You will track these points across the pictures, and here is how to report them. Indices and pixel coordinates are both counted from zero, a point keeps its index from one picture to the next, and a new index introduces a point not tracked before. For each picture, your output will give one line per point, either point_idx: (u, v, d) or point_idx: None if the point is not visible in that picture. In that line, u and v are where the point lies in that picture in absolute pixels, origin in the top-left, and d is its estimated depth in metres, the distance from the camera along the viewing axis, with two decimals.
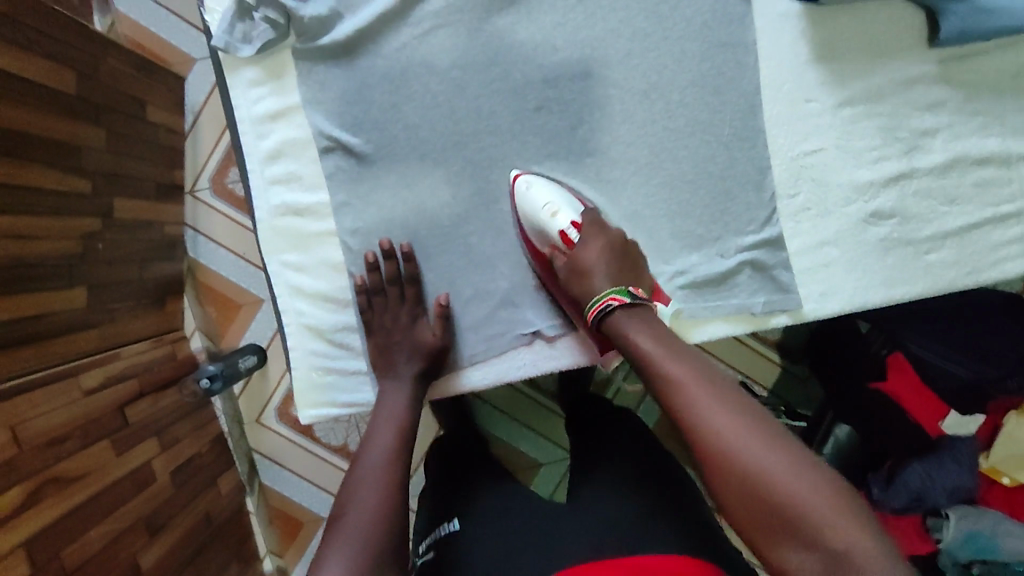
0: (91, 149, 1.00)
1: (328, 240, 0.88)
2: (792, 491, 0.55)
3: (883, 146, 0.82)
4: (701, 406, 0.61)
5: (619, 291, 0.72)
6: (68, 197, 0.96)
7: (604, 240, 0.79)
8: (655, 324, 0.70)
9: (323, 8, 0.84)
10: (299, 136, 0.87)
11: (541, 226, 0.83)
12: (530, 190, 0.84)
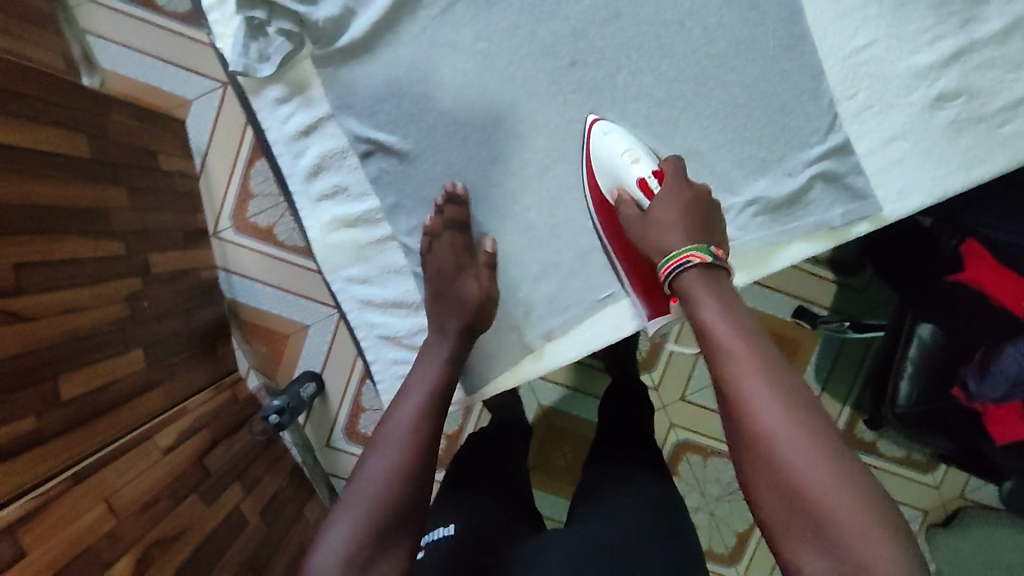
0: (115, 211, 1.00)
1: (385, 246, 0.87)
2: (821, 494, 0.53)
3: (937, 25, 0.80)
4: (752, 386, 0.58)
5: (702, 249, 0.69)
6: (108, 261, 0.96)
7: (688, 194, 0.75)
8: (726, 295, 0.67)
9: (334, 7, 0.81)
10: (335, 147, 0.85)
11: (616, 174, 0.80)
12: (610, 137, 0.80)
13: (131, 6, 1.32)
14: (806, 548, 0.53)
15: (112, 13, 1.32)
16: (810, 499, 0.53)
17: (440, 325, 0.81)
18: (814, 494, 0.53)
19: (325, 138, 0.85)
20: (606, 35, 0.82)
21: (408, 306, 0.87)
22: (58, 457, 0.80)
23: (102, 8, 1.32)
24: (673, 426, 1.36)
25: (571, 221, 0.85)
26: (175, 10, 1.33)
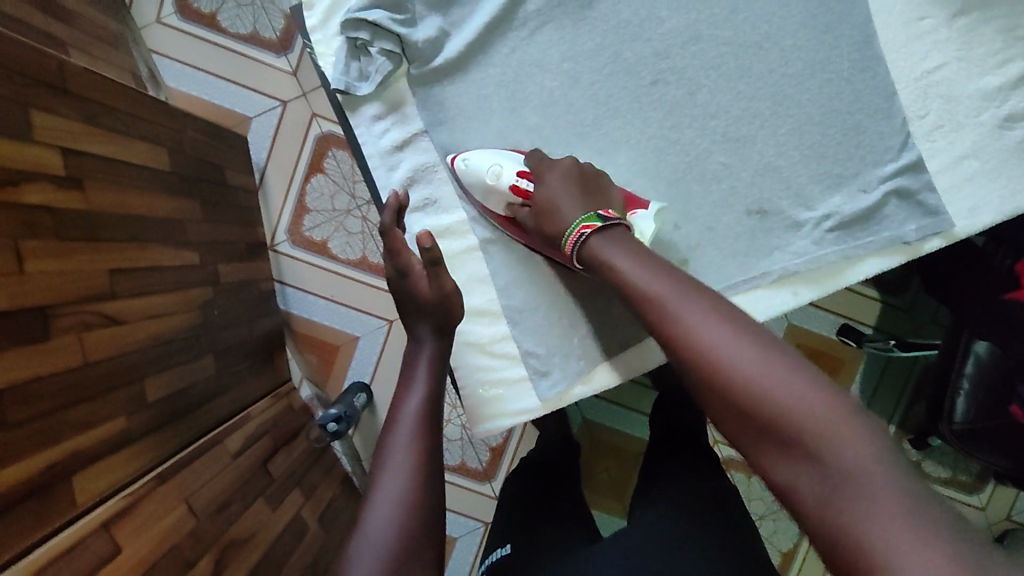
0: (192, 222, 1.04)
1: (472, 255, 0.91)
2: (773, 393, 0.57)
3: (1004, 49, 0.86)
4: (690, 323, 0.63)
5: (590, 218, 0.77)
6: (183, 271, 1.00)
7: (573, 168, 0.83)
8: (636, 247, 0.74)
9: (431, 30, 0.89)
10: (427, 161, 0.92)
11: (491, 191, 0.87)
12: (476, 153, 0.89)
13: (198, 27, 1.38)
14: (776, 460, 0.55)
15: (180, 34, 1.38)
16: (763, 403, 0.56)
17: (413, 333, 0.81)
18: (766, 396, 0.57)
19: (418, 153, 0.92)
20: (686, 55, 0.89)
21: (493, 314, 0.89)
22: (144, 456, 0.82)
23: (170, 28, 1.38)
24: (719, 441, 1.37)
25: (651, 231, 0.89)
26: (238, 31, 1.39)
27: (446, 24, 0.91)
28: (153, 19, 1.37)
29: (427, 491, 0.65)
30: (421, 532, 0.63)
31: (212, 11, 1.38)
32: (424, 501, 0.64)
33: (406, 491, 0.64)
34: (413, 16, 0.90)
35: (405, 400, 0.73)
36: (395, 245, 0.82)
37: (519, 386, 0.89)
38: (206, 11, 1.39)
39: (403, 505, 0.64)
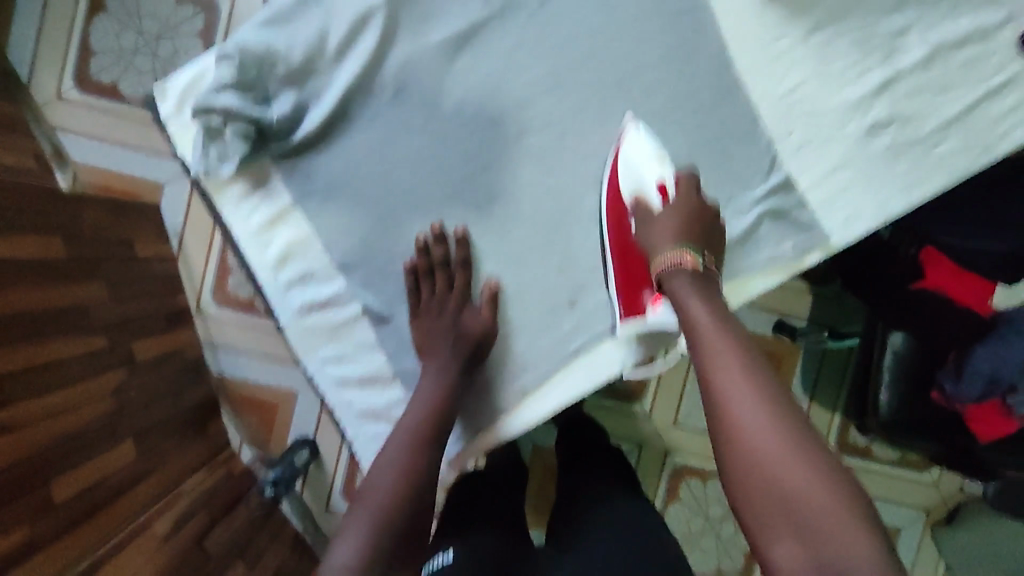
0: (98, 306, 1.02)
1: (359, 323, 0.72)
2: (799, 483, 0.46)
3: (863, 59, 0.73)
4: (737, 382, 0.51)
5: (693, 251, 0.61)
6: (90, 357, 0.97)
7: (697, 208, 0.65)
8: (717, 299, 0.59)
9: (287, 104, 0.68)
10: (303, 235, 0.70)
11: (631, 175, 0.69)
12: (638, 141, 0.70)
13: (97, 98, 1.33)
14: (789, 553, 0.45)
15: (79, 106, 1.33)
16: (783, 486, 0.46)
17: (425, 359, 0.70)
18: (795, 489, 0.46)
19: (291, 227, 0.70)
20: (464, 125, 0.71)
21: (383, 381, 0.72)
22: (56, 564, 0.80)
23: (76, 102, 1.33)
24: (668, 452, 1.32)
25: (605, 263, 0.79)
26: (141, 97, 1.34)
27: (300, 95, 0.69)
28: (55, 95, 1.32)
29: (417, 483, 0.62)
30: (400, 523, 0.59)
31: (113, 79, 1.33)
32: (406, 492, 0.61)
33: (394, 480, 0.62)
34: (265, 94, 0.68)
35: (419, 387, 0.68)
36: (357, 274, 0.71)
37: None
38: (107, 80, 1.33)
39: (388, 490, 0.61)
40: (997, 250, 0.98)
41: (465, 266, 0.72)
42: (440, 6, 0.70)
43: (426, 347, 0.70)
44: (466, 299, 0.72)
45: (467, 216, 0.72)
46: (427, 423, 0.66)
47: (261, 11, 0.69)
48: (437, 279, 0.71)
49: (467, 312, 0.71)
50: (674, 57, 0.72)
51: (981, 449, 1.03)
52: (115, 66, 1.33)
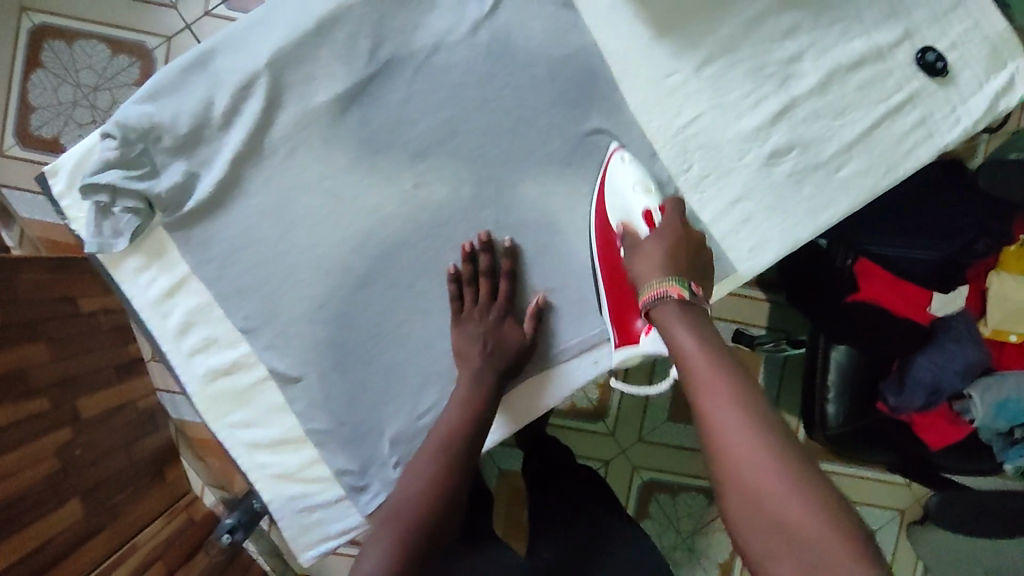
0: (37, 366, 0.96)
1: (266, 387, 0.72)
2: (787, 502, 0.44)
3: (756, 88, 0.72)
4: (721, 403, 0.50)
5: (680, 283, 0.61)
6: (35, 419, 0.92)
7: (682, 235, 0.66)
8: (705, 327, 0.58)
9: (175, 176, 0.68)
10: (200, 303, 0.71)
11: (622, 202, 0.70)
12: (624, 167, 0.71)
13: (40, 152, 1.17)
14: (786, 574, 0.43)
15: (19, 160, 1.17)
16: (772, 504, 0.45)
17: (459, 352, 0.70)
18: (783, 508, 0.44)
19: (190, 296, 0.71)
20: (356, 183, 0.70)
21: (295, 442, 0.72)
22: None
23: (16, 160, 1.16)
24: (635, 469, 1.21)
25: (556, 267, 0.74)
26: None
27: (189, 165, 0.69)
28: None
29: (447, 487, 0.59)
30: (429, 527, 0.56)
31: (55, 132, 1.16)
32: (441, 496, 0.58)
33: (424, 484, 0.59)
34: (153, 167, 0.68)
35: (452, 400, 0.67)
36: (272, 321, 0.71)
37: (338, 505, 0.73)
38: (48, 134, 1.16)
39: (414, 500, 0.57)
40: (931, 258, 0.97)
41: (511, 276, 0.72)
42: (325, 67, 0.69)
43: (459, 352, 0.70)
44: (506, 314, 0.72)
45: (371, 271, 0.71)
46: (467, 419, 0.65)
47: (144, 86, 0.68)
48: (481, 286, 0.71)
49: (507, 322, 0.71)
50: (565, 104, 0.72)
51: (936, 456, 1.03)
52: (55, 118, 1.16)
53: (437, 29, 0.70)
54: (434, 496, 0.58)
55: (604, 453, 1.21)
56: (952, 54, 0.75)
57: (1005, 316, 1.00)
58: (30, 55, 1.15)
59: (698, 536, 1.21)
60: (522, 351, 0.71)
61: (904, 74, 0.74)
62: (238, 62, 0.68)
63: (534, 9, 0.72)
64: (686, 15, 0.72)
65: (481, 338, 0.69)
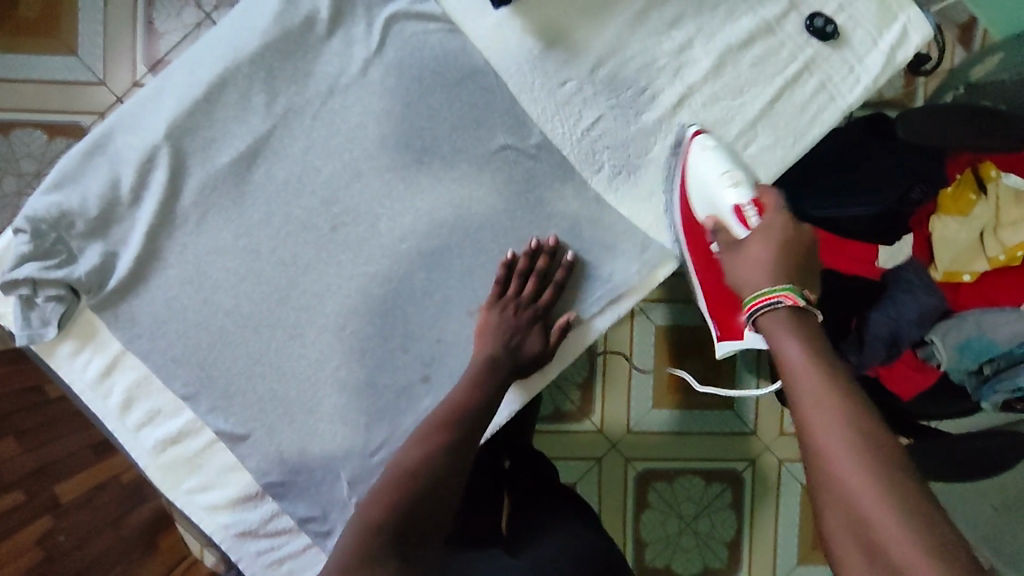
0: (7, 462, 0.95)
1: (216, 448, 0.72)
2: (893, 534, 0.43)
3: (651, 81, 0.74)
4: (837, 440, 0.47)
5: (792, 291, 0.58)
6: (8, 515, 0.91)
7: (786, 231, 0.64)
8: (819, 339, 0.55)
9: (93, 257, 0.69)
10: (139, 376, 0.71)
11: (710, 197, 0.71)
12: (706, 155, 0.71)
13: None
14: None
15: None
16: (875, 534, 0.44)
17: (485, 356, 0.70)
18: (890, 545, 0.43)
19: (127, 371, 0.71)
20: (273, 235, 0.72)
21: (254, 497, 0.72)
22: None
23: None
24: (628, 461, 1.18)
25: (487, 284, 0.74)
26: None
27: (105, 245, 0.70)
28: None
29: (436, 464, 0.63)
30: (416, 500, 0.60)
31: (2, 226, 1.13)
32: (393, 523, 0.58)
33: (414, 462, 0.63)
34: (69, 253, 0.69)
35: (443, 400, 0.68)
36: (213, 383, 0.71)
37: (308, 552, 0.72)
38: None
39: (400, 472, 0.62)
40: (868, 213, 0.92)
41: (558, 284, 0.72)
42: (223, 128, 0.70)
43: (480, 346, 0.71)
44: (536, 316, 0.72)
45: (301, 318, 0.72)
46: (445, 433, 0.65)
47: (48, 175, 0.69)
48: (528, 284, 0.72)
49: (535, 328, 0.72)
50: (465, 127, 0.74)
51: (909, 406, 0.96)
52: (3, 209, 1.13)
53: (328, 74, 0.72)
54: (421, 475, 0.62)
55: (593, 450, 1.17)
56: (842, 16, 0.76)
57: (953, 257, 0.95)
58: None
59: (705, 511, 1.19)
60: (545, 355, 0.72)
61: (797, 43, 0.75)
62: (139, 139, 0.69)
63: (421, 40, 0.73)
64: (570, 23, 0.74)
65: (506, 348, 0.70)
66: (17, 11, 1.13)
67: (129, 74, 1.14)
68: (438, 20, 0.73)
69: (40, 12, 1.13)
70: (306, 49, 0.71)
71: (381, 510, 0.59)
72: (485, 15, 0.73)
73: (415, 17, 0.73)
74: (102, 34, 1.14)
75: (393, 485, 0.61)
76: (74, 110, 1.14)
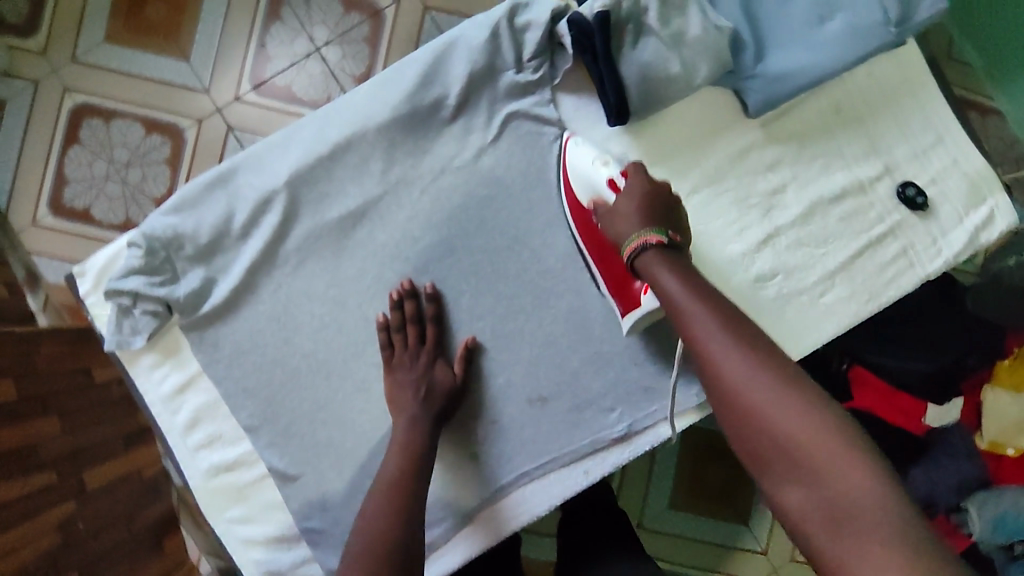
0: (46, 441, 0.87)
1: (265, 484, 0.75)
2: (791, 430, 0.48)
3: (740, 217, 0.78)
4: (726, 358, 0.53)
5: (658, 231, 0.63)
6: (37, 495, 0.81)
7: (648, 189, 0.67)
8: (691, 273, 0.61)
9: (194, 281, 0.73)
10: (208, 399, 0.75)
11: (586, 180, 0.73)
12: (580, 149, 0.74)
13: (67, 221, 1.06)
14: (794, 494, 0.47)
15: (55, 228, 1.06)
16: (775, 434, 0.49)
17: (392, 402, 0.72)
18: (788, 440, 0.48)
19: (199, 393, 0.75)
20: (363, 292, 0.75)
21: (290, 539, 0.75)
22: None
23: (50, 230, 1.06)
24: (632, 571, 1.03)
25: (551, 378, 0.77)
26: (113, 224, 1.06)
27: (207, 271, 0.74)
28: (27, 221, 1.06)
29: (400, 520, 0.62)
30: (400, 555, 0.60)
31: (86, 205, 1.06)
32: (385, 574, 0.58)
33: (382, 524, 0.62)
34: (173, 273, 0.73)
35: (390, 447, 0.69)
36: (277, 420, 0.74)
37: None
38: (80, 206, 1.06)
39: (368, 538, 0.61)
40: (921, 368, 0.92)
41: (436, 322, 0.75)
42: (338, 185, 0.75)
43: (394, 402, 0.72)
44: (436, 355, 0.74)
45: (371, 374, 0.75)
46: (408, 470, 0.66)
47: (170, 198, 0.74)
48: (409, 333, 0.74)
49: (439, 363, 0.74)
50: (559, 224, 0.77)
51: None
52: (89, 190, 1.06)
53: (443, 153, 0.76)
54: (388, 536, 0.61)
55: None
56: (933, 188, 0.79)
57: (999, 429, 0.93)
58: (70, 132, 1.05)
59: None
60: (458, 389, 0.74)
61: (887, 207, 0.78)
62: (259, 181, 0.74)
63: (535, 139, 0.77)
64: (675, 145, 0.78)
65: (419, 385, 0.72)
66: (144, 11, 1.05)
67: (234, 86, 1.06)
68: (553, 123, 0.77)
69: (163, 14, 1.05)
70: (428, 128, 0.76)
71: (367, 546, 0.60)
72: (597, 126, 0.78)
73: (533, 118, 0.77)
74: (219, 40, 1.06)
75: (368, 535, 0.61)
76: (170, 110, 1.06)
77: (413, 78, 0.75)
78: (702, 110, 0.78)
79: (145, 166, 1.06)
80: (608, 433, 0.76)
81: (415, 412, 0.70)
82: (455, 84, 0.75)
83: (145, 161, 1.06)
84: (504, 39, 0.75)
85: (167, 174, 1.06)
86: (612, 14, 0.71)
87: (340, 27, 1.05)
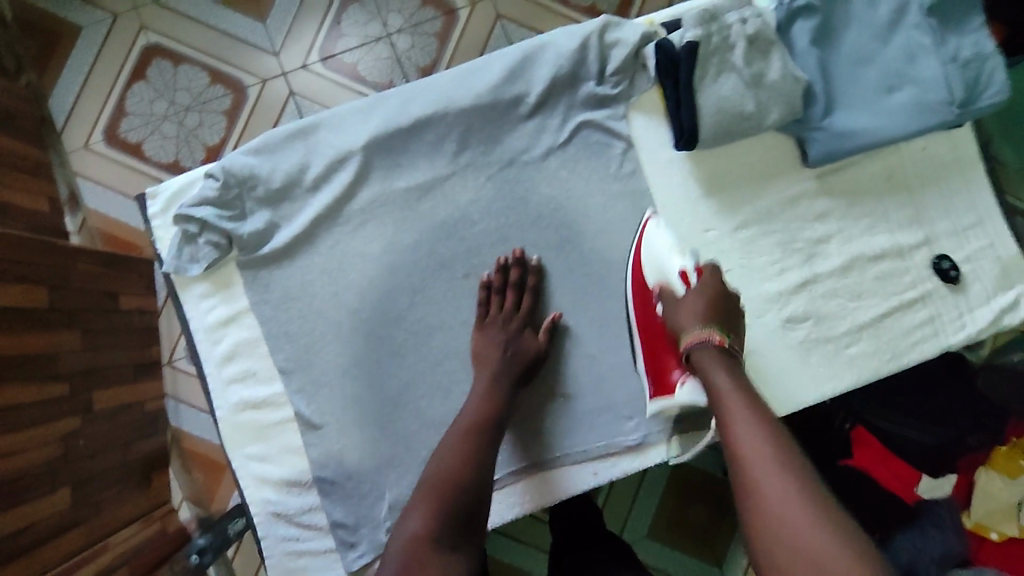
0: (67, 354, 0.81)
1: (288, 426, 0.77)
2: (810, 534, 0.48)
3: (782, 258, 0.81)
4: (756, 454, 0.54)
5: (720, 331, 0.65)
6: (50, 403, 0.77)
7: (715, 294, 0.68)
8: (746, 380, 0.62)
9: (259, 222, 0.76)
10: (250, 337, 0.78)
11: (657, 269, 0.74)
12: (659, 234, 0.75)
13: (120, 152, 1.05)
14: None
15: (103, 156, 1.05)
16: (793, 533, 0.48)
17: (477, 352, 0.75)
18: (807, 545, 0.48)
19: (242, 329, 0.78)
20: (415, 263, 0.78)
21: (301, 485, 0.77)
22: None
23: (100, 156, 1.05)
24: None
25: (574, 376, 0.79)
26: (161, 162, 1.05)
27: (273, 215, 0.77)
28: (79, 144, 1.05)
29: (479, 463, 0.64)
30: (474, 480, 0.62)
31: (139, 139, 1.06)
32: (459, 490, 0.61)
33: (461, 460, 0.63)
34: (241, 211, 0.77)
35: (474, 390, 0.72)
36: (310, 368, 0.77)
37: (325, 556, 0.77)
38: (132, 139, 1.06)
39: (445, 474, 0.62)
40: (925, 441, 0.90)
41: (532, 293, 0.78)
42: (409, 159, 0.79)
43: (480, 357, 0.75)
44: (526, 324, 0.77)
45: (407, 343, 0.77)
46: (488, 412, 0.69)
47: (252, 141, 0.78)
48: (507, 298, 0.77)
49: (527, 332, 0.76)
50: (612, 234, 0.80)
51: None
52: (146, 126, 1.06)
53: (514, 147, 0.80)
54: (459, 476, 0.62)
55: None
56: (967, 266, 0.83)
57: (987, 510, 0.92)
58: (138, 66, 1.06)
59: None
60: (539, 358, 0.76)
61: (920, 274, 0.82)
62: (337, 141, 0.77)
63: (602, 149, 0.81)
64: (731, 180, 0.82)
65: (504, 347, 0.74)
66: None
67: (302, 56, 1.06)
68: (621, 138, 0.81)
69: None
70: (504, 121, 0.80)
71: (453, 460, 0.63)
72: (662, 149, 0.82)
73: (604, 130, 0.81)
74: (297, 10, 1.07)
75: (447, 458, 0.64)
76: (235, 64, 1.06)
77: (500, 73, 0.79)
78: (764, 151, 0.82)
79: (203, 113, 1.06)
80: (623, 440, 0.79)
81: (488, 369, 0.73)
82: (538, 86, 0.79)
83: (205, 109, 1.06)
84: (592, 52, 0.79)
85: (224, 125, 1.06)
86: (701, 45, 0.75)
87: (414, 18, 1.06)
